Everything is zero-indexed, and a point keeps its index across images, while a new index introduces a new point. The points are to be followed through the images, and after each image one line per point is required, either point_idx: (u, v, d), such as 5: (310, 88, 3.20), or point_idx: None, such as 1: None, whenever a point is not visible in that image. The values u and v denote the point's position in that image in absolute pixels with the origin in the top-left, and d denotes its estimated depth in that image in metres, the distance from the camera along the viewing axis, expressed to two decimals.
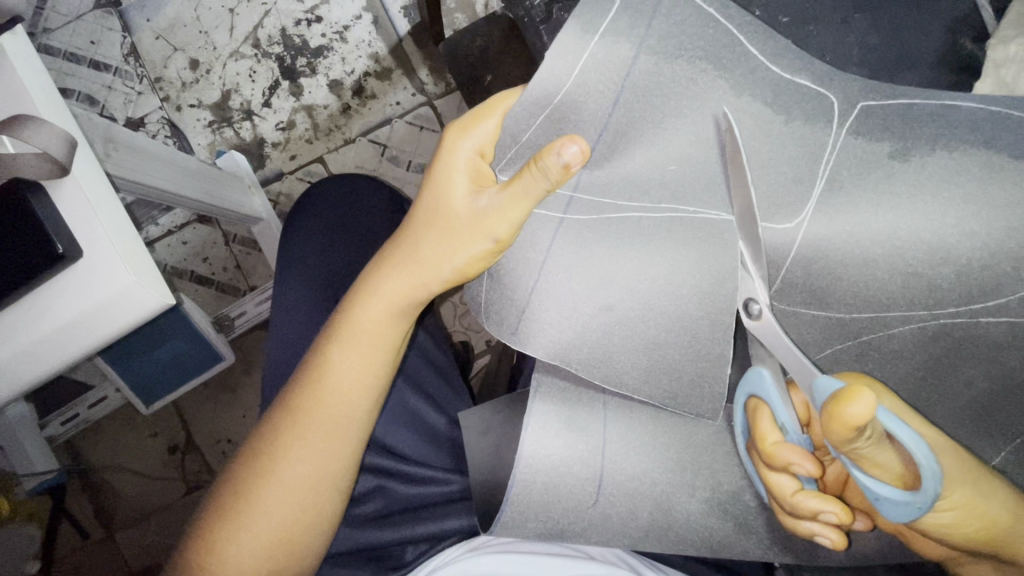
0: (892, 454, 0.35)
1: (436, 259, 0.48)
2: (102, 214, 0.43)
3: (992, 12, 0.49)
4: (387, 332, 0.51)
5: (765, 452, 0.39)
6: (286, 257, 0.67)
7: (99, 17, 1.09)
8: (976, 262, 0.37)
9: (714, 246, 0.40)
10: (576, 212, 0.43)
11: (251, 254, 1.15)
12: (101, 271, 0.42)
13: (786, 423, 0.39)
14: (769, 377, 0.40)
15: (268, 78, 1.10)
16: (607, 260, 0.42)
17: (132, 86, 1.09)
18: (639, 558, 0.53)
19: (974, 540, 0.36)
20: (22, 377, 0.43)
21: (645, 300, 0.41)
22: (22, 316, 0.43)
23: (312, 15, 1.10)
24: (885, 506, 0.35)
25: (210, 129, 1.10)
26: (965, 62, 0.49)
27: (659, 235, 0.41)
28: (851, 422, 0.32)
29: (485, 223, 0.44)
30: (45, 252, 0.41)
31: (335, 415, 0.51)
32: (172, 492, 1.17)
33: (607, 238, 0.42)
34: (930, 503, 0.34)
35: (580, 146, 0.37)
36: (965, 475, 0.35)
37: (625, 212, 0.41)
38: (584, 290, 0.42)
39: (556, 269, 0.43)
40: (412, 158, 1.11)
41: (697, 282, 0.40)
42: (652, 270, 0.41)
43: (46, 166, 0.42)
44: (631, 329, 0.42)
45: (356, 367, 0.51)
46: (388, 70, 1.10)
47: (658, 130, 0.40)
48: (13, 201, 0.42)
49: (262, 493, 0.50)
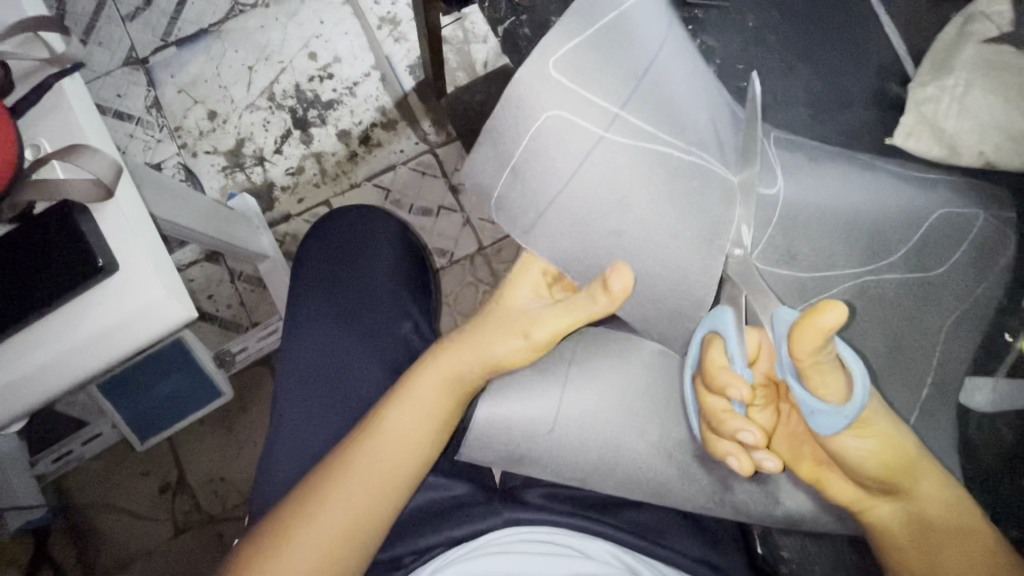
0: (840, 379, 0.39)
1: (489, 343, 0.52)
2: (139, 233, 0.47)
3: (913, 63, 0.57)
4: (440, 403, 0.54)
5: (710, 373, 0.43)
6: (298, 280, 0.72)
7: (126, 73, 1.19)
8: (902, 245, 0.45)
9: (709, 194, 0.42)
10: (616, 134, 0.40)
11: (256, 292, 1.19)
12: (135, 284, 0.46)
13: (735, 354, 0.43)
14: (732, 317, 0.44)
15: (280, 127, 1.19)
16: (622, 178, 0.41)
17: (153, 134, 1.18)
18: (639, 558, 0.52)
19: (883, 475, 0.41)
20: (53, 382, 0.46)
21: (648, 227, 0.42)
22: (58, 325, 0.46)
23: (324, 73, 1.20)
24: (817, 417, 0.40)
25: (223, 174, 1.18)
26: (892, 102, 0.56)
27: (681, 169, 0.41)
28: (824, 327, 0.36)
29: (534, 325, 0.50)
30: (87, 266, 0.45)
31: (410, 434, 0.53)
32: (159, 535, 1.15)
33: (637, 164, 0.41)
34: (857, 412, 0.39)
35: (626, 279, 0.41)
36: (880, 411, 0.41)
37: (661, 145, 0.41)
38: (601, 209, 0.42)
39: (583, 182, 0.41)
40: (414, 202, 1.17)
41: (692, 218, 0.42)
42: (658, 194, 0.41)
43: (94, 189, 0.46)
44: (631, 253, 0.42)
45: (433, 390, 0.54)
46: (393, 121, 1.19)
47: (678, 80, 0.42)
48: (60, 222, 0.46)
49: (327, 495, 0.50)
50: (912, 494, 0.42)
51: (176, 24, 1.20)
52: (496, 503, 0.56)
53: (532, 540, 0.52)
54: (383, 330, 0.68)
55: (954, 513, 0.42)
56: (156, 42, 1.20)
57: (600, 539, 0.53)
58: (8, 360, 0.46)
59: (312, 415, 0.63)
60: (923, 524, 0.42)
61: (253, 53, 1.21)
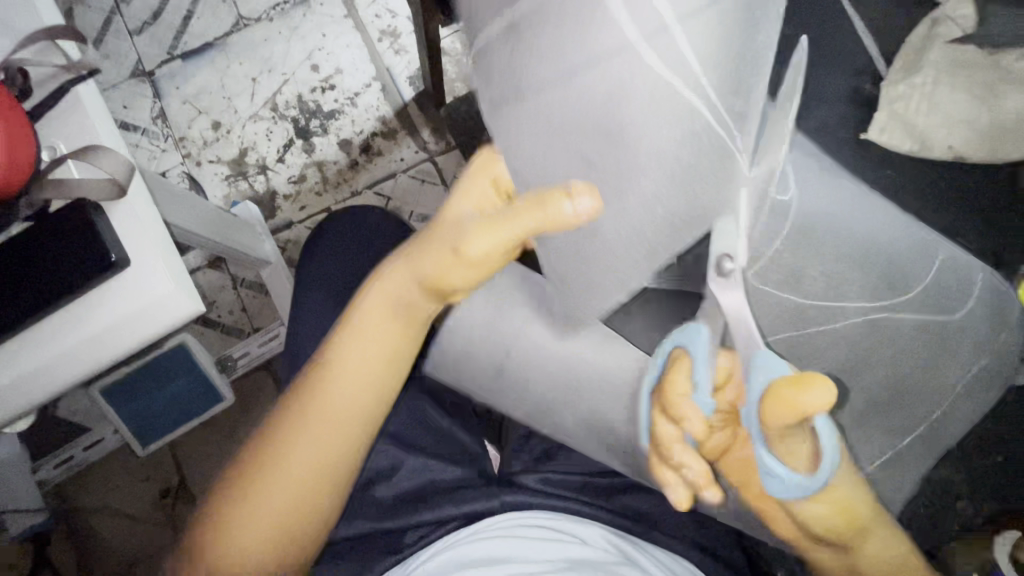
0: (802, 443, 0.39)
1: (433, 264, 0.47)
2: (150, 230, 0.49)
3: (883, 64, 0.64)
4: (395, 334, 0.52)
5: (669, 401, 0.42)
6: (302, 273, 0.70)
7: (133, 85, 1.22)
8: (914, 265, 0.41)
9: (718, 185, 0.36)
10: (648, 47, 0.32)
11: (258, 298, 1.20)
12: (145, 279, 0.48)
13: (700, 381, 0.42)
14: (707, 335, 0.42)
15: (283, 137, 1.21)
16: (619, 113, 0.34)
17: (159, 144, 1.21)
18: (632, 544, 0.55)
19: (833, 533, 0.41)
20: (65, 373, 0.48)
21: (621, 163, 0.35)
22: (72, 317, 0.48)
23: (326, 84, 1.23)
24: (770, 479, 0.39)
25: (227, 182, 1.20)
26: (866, 100, 0.64)
27: (694, 121, 0.33)
28: (799, 406, 0.37)
29: (468, 240, 0.44)
30: (100, 261, 0.47)
31: (345, 400, 0.50)
32: (160, 540, 1.15)
33: (642, 99, 0.33)
34: (813, 487, 0.38)
35: (591, 203, 0.36)
36: (843, 477, 0.40)
37: (686, 88, 0.33)
38: (578, 135, 0.35)
39: (568, 89, 0.34)
40: (415, 209, 1.20)
41: (684, 160, 0.34)
42: (657, 173, 0.34)
43: (109, 188, 0.48)
44: (592, 184, 0.36)
45: (367, 351, 0.51)
46: (394, 131, 1.21)
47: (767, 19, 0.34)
48: (74, 220, 0.48)
49: (267, 475, 0.48)
50: (855, 549, 0.42)
51: (182, 38, 1.24)
52: (494, 486, 0.60)
53: (527, 526, 0.55)
54: None
55: (898, 563, 0.42)
56: (163, 55, 1.23)
57: (595, 526, 0.56)
58: (24, 352, 0.48)
59: None
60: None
61: (257, 66, 1.24)
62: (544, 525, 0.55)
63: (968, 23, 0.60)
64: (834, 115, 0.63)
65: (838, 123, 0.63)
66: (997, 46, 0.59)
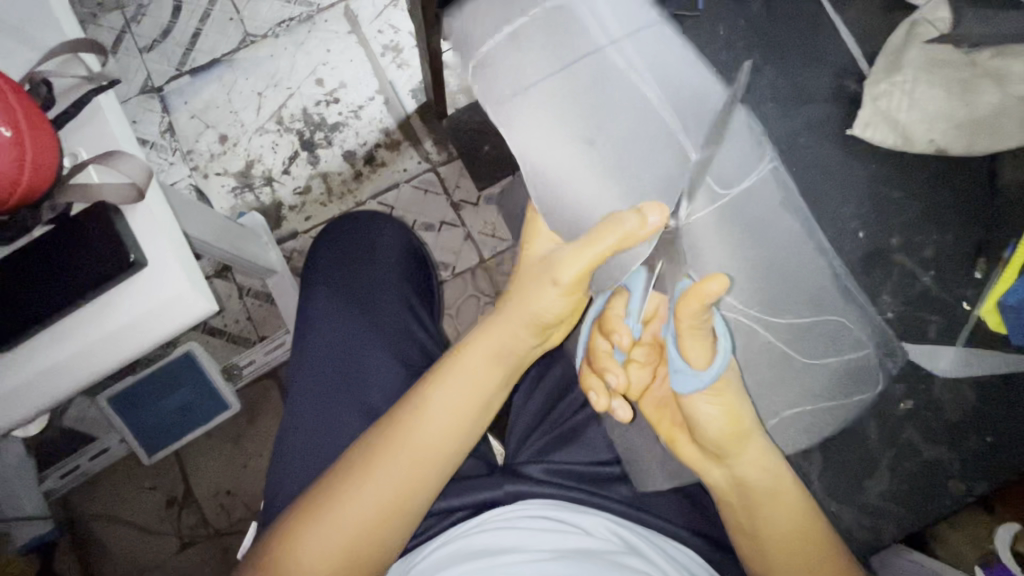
0: (706, 352, 0.49)
1: (530, 302, 0.54)
2: (166, 231, 0.51)
3: (866, 64, 0.67)
4: (490, 376, 0.57)
5: (608, 317, 0.53)
6: (310, 272, 0.71)
7: (142, 100, 1.25)
8: (779, 288, 0.57)
9: (664, 150, 0.51)
10: (602, 57, 0.52)
11: (264, 306, 1.22)
12: (162, 278, 0.50)
13: (635, 307, 0.52)
14: (643, 278, 0.51)
15: (288, 149, 1.24)
16: (593, 105, 0.51)
17: (167, 157, 1.24)
18: (635, 533, 0.56)
19: (723, 442, 0.52)
20: (84, 371, 0.50)
21: (605, 141, 0.51)
22: (91, 316, 0.50)
23: (331, 97, 1.26)
24: (680, 375, 0.50)
25: (233, 194, 1.23)
26: (851, 98, 0.66)
27: (642, 107, 0.52)
28: (706, 294, 0.44)
29: (560, 268, 0.50)
30: (119, 262, 0.49)
31: (427, 447, 0.54)
32: (165, 549, 1.16)
33: (606, 94, 0.51)
34: (709, 381, 0.48)
35: (661, 215, 0.46)
36: (733, 395, 0.51)
37: (632, 86, 0.52)
38: (573, 122, 0.51)
39: (556, 86, 0.51)
40: (417, 218, 1.22)
41: (645, 133, 0.51)
42: (625, 124, 0.51)
43: (126, 192, 0.50)
44: (590, 161, 0.51)
45: (454, 400, 0.55)
46: (397, 142, 1.24)
47: (660, 45, 0.54)
48: (93, 222, 0.50)
49: (341, 505, 0.51)
50: (738, 465, 0.52)
51: (190, 55, 1.27)
52: (499, 477, 0.60)
53: (532, 517, 0.55)
54: (394, 326, 0.67)
55: (769, 479, 0.52)
56: (171, 72, 1.27)
57: (598, 516, 0.56)
58: (44, 351, 0.50)
59: (324, 410, 0.62)
60: (745, 492, 0.52)
61: (263, 81, 1.27)
62: (549, 516, 0.55)
63: (945, 24, 0.62)
64: (819, 115, 0.66)
65: (822, 121, 0.65)
66: (973, 44, 0.61)
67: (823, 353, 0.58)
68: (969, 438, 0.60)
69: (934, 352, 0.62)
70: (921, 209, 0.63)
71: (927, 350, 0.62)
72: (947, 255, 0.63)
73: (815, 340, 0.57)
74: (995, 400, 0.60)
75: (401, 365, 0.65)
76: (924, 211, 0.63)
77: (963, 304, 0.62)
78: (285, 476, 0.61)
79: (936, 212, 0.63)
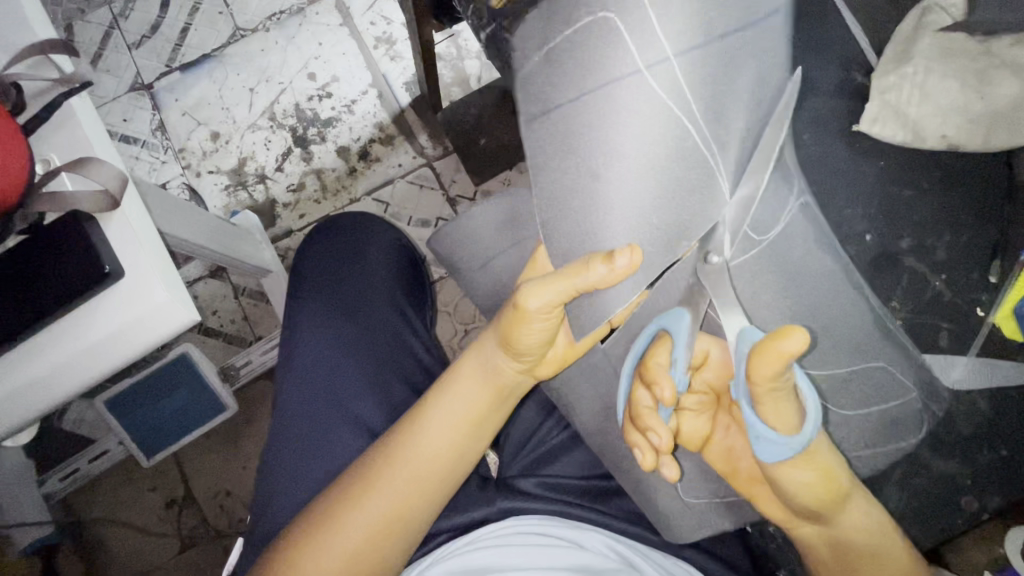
0: (791, 412, 0.44)
1: (509, 326, 0.54)
2: (143, 241, 0.49)
3: (874, 53, 0.63)
4: (481, 396, 0.57)
5: (650, 367, 0.50)
6: (299, 280, 0.69)
7: (133, 98, 1.23)
8: (831, 328, 0.50)
9: (699, 202, 0.42)
10: (659, 76, 0.39)
11: (259, 306, 1.21)
12: (139, 289, 0.48)
13: (677, 357, 0.49)
14: (688, 321, 0.48)
15: (282, 146, 1.22)
16: (628, 141, 0.40)
17: (158, 156, 1.22)
18: (633, 549, 0.56)
19: (818, 501, 0.48)
20: (61, 385, 0.48)
21: (630, 186, 0.41)
22: (67, 330, 0.48)
23: (324, 92, 1.23)
24: (763, 442, 0.45)
25: (226, 193, 1.21)
26: (857, 89, 0.63)
27: (694, 155, 0.40)
28: (787, 351, 0.40)
29: (531, 293, 0.50)
30: (94, 271, 0.48)
31: (424, 459, 0.54)
32: (167, 549, 1.15)
33: (648, 126, 0.40)
34: (801, 445, 0.44)
35: (631, 258, 0.42)
36: (824, 449, 0.47)
37: (685, 121, 0.39)
38: (597, 157, 0.40)
39: (592, 107, 0.40)
40: (413, 214, 1.20)
41: (684, 178, 0.41)
42: (648, 169, 0.40)
43: (102, 200, 0.48)
44: (610, 207, 0.42)
45: (451, 416, 0.55)
46: (391, 136, 1.22)
47: (750, 60, 0.39)
48: (68, 230, 0.49)
49: (348, 516, 0.52)
50: (836, 521, 0.49)
51: (180, 50, 1.25)
52: (492, 491, 0.59)
53: (528, 534, 0.54)
54: (382, 331, 0.65)
55: (871, 528, 0.49)
56: (161, 68, 1.24)
57: (596, 531, 0.56)
58: (21, 364, 0.48)
59: (313, 419, 0.61)
60: (843, 547, 0.50)
61: (254, 76, 1.24)
62: (542, 532, 0.55)
63: (958, 10, 0.61)
64: (824, 107, 0.62)
65: (828, 115, 0.62)
66: (987, 32, 0.59)
67: (856, 404, 0.53)
68: (984, 449, 0.57)
69: (947, 361, 0.59)
70: (931, 205, 0.61)
71: (941, 361, 0.58)
72: (957, 256, 0.60)
73: (855, 394, 0.53)
74: (1013, 408, 0.57)
75: (392, 376, 0.63)
76: (937, 211, 0.61)
77: (977, 311, 0.60)
78: (269, 488, 0.60)
79: (946, 208, 0.61)
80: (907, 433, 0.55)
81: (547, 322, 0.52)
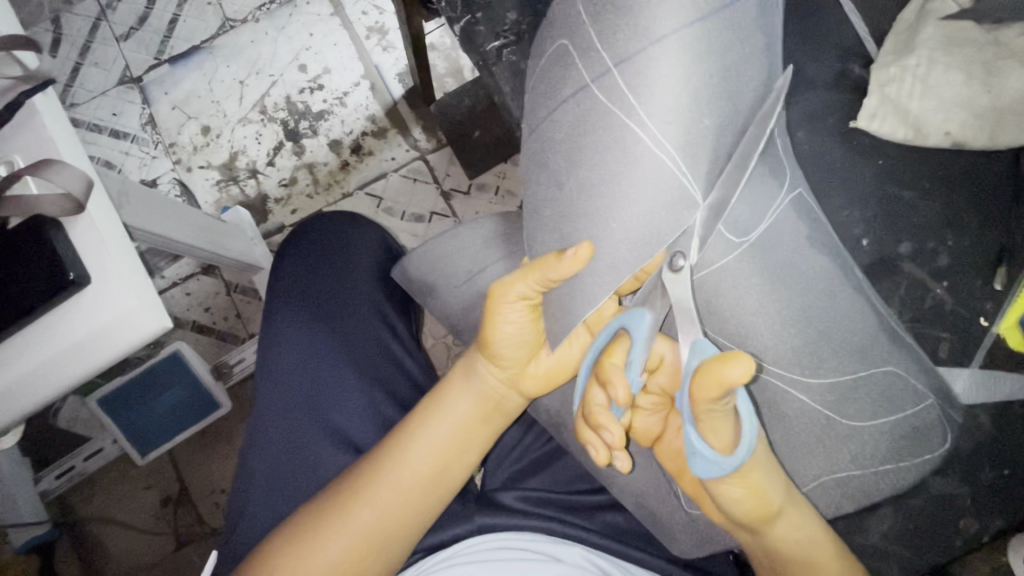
0: (728, 428, 0.44)
1: (486, 327, 0.54)
2: (112, 246, 0.48)
3: (874, 45, 0.61)
4: (467, 411, 0.56)
5: (605, 366, 0.47)
6: (279, 281, 0.67)
7: (121, 92, 1.21)
8: (830, 332, 0.48)
9: (661, 201, 0.42)
10: (610, 84, 0.42)
11: (252, 303, 1.19)
12: (108, 297, 0.47)
13: (634, 359, 0.47)
14: (648, 321, 0.47)
15: (273, 139, 1.20)
16: (588, 146, 0.43)
17: (148, 151, 1.19)
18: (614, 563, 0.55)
19: (751, 514, 0.47)
20: (32, 395, 0.47)
21: (591, 186, 0.43)
22: (35, 339, 0.47)
23: (315, 84, 1.21)
24: (698, 457, 0.44)
25: (217, 188, 1.19)
26: (856, 84, 0.60)
27: (646, 153, 0.41)
28: (728, 379, 0.39)
29: (503, 287, 0.51)
30: (60, 279, 0.46)
31: (408, 479, 0.53)
32: (163, 547, 1.15)
33: (608, 128, 0.42)
34: (732, 467, 0.43)
35: (580, 250, 0.43)
36: (764, 465, 0.46)
37: (635, 120, 0.41)
38: (562, 164, 0.44)
39: (559, 117, 0.45)
40: (407, 209, 1.17)
41: (641, 177, 0.41)
42: (608, 170, 0.42)
43: (65, 204, 0.46)
44: (574, 209, 0.44)
45: (437, 433, 0.54)
46: (384, 129, 1.19)
47: (703, 57, 0.40)
48: (34, 235, 0.47)
49: (324, 536, 0.51)
50: (767, 533, 0.49)
51: (169, 42, 1.22)
52: (470, 507, 0.58)
53: (503, 548, 0.53)
54: (363, 340, 0.63)
55: (805, 543, 0.49)
56: (150, 61, 1.22)
57: (575, 545, 0.55)
58: None
59: (291, 428, 0.59)
60: (777, 556, 0.50)
61: (244, 68, 1.22)
62: (517, 547, 0.53)
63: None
64: (821, 103, 0.60)
65: (824, 111, 0.60)
66: (996, 22, 0.56)
67: (864, 415, 0.51)
68: (990, 456, 0.55)
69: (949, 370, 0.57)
70: (936, 202, 0.58)
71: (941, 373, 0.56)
72: (967, 259, 0.58)
73: (860, 402, 0.50)
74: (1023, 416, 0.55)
75: (372, 384, 0.62)
76: (940, 211, 0.58)
77: (981, 320, 0.57)
78: (246, 498, 0.58)
79: (952, 205, 0.58)
80: (912, 442, 0.52)
81: (524, 320, 0.53)
